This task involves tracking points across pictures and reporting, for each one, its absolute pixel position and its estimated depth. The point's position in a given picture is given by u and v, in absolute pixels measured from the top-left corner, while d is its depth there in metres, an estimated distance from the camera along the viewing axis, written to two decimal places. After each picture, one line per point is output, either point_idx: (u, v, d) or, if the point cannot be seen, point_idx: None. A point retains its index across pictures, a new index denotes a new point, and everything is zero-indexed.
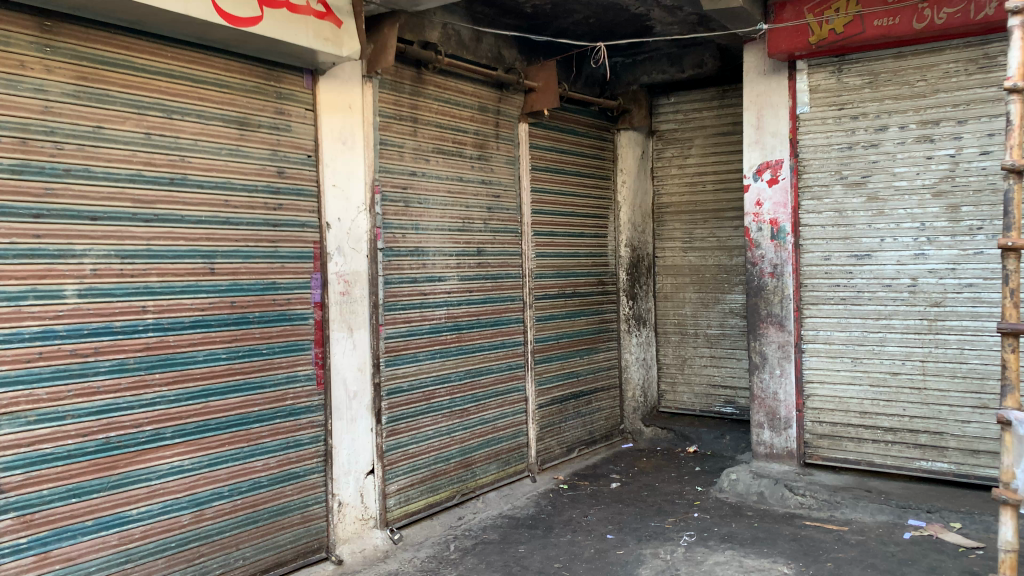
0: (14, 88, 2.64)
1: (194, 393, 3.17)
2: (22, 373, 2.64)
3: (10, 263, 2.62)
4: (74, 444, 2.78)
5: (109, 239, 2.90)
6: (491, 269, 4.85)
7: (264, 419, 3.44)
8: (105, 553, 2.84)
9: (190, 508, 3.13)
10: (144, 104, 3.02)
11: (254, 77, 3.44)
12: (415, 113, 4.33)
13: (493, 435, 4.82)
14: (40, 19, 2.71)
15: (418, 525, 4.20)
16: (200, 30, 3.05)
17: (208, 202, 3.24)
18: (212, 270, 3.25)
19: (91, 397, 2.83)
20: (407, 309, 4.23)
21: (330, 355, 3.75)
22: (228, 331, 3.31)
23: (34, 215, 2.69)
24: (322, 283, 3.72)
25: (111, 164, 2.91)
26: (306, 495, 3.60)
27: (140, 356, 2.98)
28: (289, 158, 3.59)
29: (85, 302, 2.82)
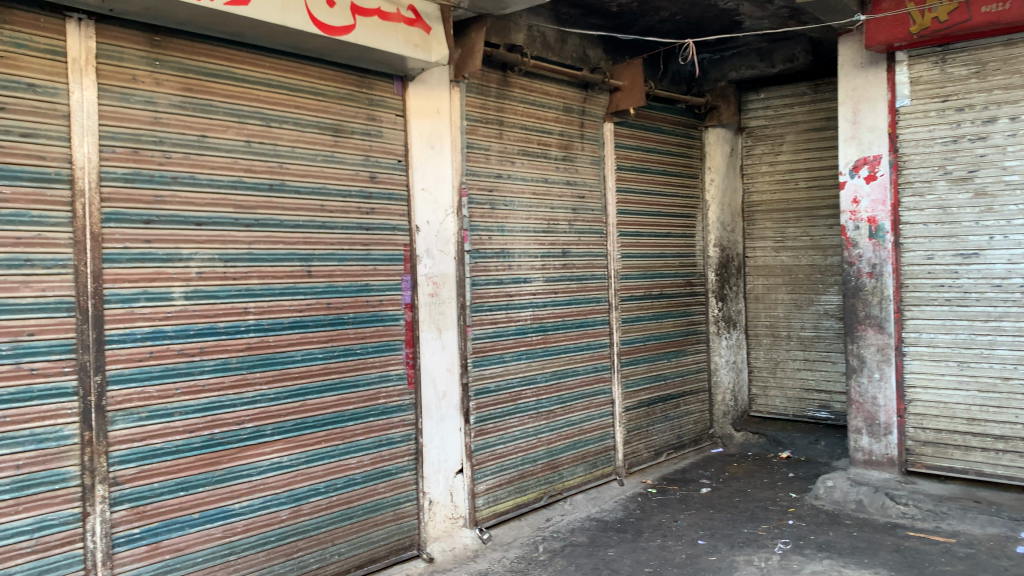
0: (126, 101, 2.79)
1: (292, 392, 3.27)
2: (135, 370, 2.78)
3: (124, 267, 2.77)
4: (182, 439, 2.91)
5: (213, 243, 3.02)
6: (577, 270, 4.83)
7: (357, 418, 3.52)
8: (210, 545, 2.96)
9: (289, 504, 3.23)
10: (244, 113, 3.14)
11: (347, 84, 3.53)
12: (502, 115, 4.36)
13: (580, 437, 4.80)
14: (149, 35, 2.85)
15: (506, 525, 4.21)
16: (297, 40, 3.15)
17: (305, 207, 3.34)
18: (309, 272, 3.35)
19: (198, 395, 2.96)
20: (494, 311, 4.26)
21: (420, 355, 3.80)
22: (324, 331, 3.41)
23: (145, 221, 2.83)
24: (412, 284, 3.79)
25: (214, 172, 3.04)
26: (398, 493, 3.67)
27: (242, 356, 3.10)
28: (381, 162, 3.67)
29: (192, 303, 2.95)
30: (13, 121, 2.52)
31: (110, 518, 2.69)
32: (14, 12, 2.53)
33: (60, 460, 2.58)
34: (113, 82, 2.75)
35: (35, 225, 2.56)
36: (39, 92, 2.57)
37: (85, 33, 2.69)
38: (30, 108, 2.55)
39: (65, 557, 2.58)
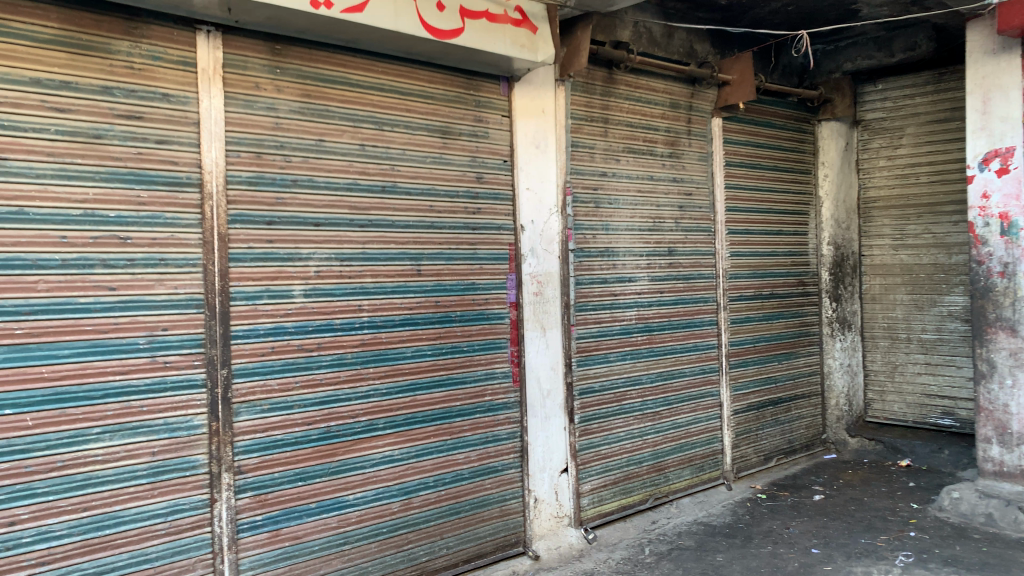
0: (250, 108, 2.93)
1: (404, 386, 3.36)
2: (258, 364, 2.92)
3: (247, 266, 2.91)
4: (301, 431, 3.03)
5: (329, 243, 3.14)
6: (684, 269, 4.75)
7: (464, 414, 3.57)
8: (326, 534, 3.08)
9: (400, 496, 3.32)
10: (358, 117, 3.25)
11: (455, 86, 3.59)
12: (607, 113, 4.33)
13: (687, 440, 4.71)
14: (271, 44, 2.99)
15: (612, 526, 4.19)
16: (407, 45, 3.22)
17: (415, 207, 3.42)
18: (419, 271, 3.43)
19: (316, 388, 3.08)
20: (598, 310, 4.24)
21: (525, 354, 3.82)
22: (433, 328, 3.47)
23: (267, 222, 2.96)
24: (517, 283, 3.81)
25: (330, 174, 3.15)
26: (504, 490, 3.70)
27: (357, 352, 3.21)
28: (487, 163, 3.71)
29: (310, 301, 3.08)
30: (150, 129, 2.68)
31: (234, 504, 2.84)
32: (151, 26, 2.70)
33: (190, 448, 2.74)
34: (238, 90, 2.90)
35: (169, 226, 2.72)
36: (173, 101, 2.73)
37: (213, 44, 2.83)
38: (165, 117, 2.72)
39: (195, 540, 2.74)
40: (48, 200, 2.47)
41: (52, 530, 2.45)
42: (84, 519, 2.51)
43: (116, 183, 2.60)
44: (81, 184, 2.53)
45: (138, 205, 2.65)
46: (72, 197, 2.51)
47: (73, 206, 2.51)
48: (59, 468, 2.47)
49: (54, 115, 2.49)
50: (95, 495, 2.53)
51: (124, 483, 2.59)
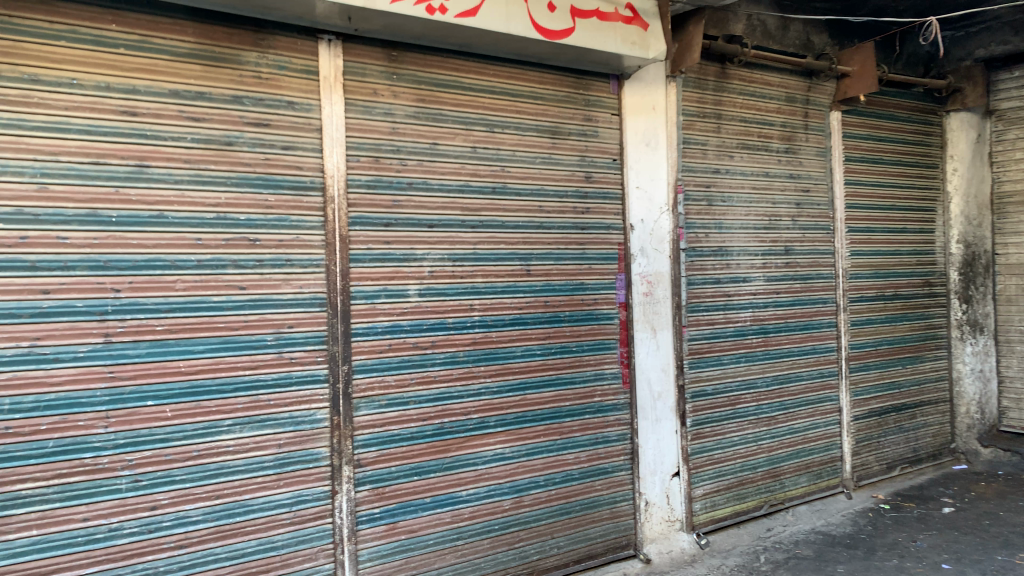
0: (369, 114, 3.02)
1: (514, 385, 3.38)
2: (376, 361, 3.01)
3: (366, 266, 3.00)
4: (416, 427, 3.10)
5: (442, 244, 3.20)
6: (801, 269, 4.58)
7: (574, 414, 3.56)
8: (440, 529, 3.14)
9: (511, 494, 3.34)
10: (471, 120, 3.30)
11: (565, 86, 3.59)
12: (720, 109, 4.22)
13: (804, 446, 4.55)
14: (388, 50, 3.08)
15: (725, 532, 4.08)
16: (519, 47, 3.26)
17: (525, 208, 3.45)
18: (529, 271, 3.45)
19: (430, 384, 3.15)
20: (711, 311, 4.14)
21: (635, 355, 3.77)
22: (543, 328, 3.48)
23: (385, 223, 3.05)
24: (627, 284, 3.77)
25: (444, 176, 3.21)
26: (615, 491, 3.67)
27: (469, 350, 3.26)
28: (598, 162, 3.69)
29: (424, 300, 3.15)
30: (277, 135, 2.81)
31: (354, 497, 2.93)
32: (277, 37, 2.83)
33: (313, 441, 2.86)
34: (357, 96, 2.99)
35: (295, 229, 2.84)
36: (297, 109, 2.86)
37: (334, 52, 2.94)
38: (290, 124, 2.84)
39: (318, 530, 2.85)
40: (185, 205, 2.62)
41: (189, 515, 2.60)
42: (217, 506, 2.65)
43: (246, 188, 2.74)
44: (214, 189, 2.68)
45: (265, 208, 2.78)
46: (206, 202, 2.66)
47: (208, 210, 2.66)
48: (195, 458, 2.61)
49: (190, 124, 2.64)
50: (227, 484, 2.67)
51: (253, 473, 2.73)
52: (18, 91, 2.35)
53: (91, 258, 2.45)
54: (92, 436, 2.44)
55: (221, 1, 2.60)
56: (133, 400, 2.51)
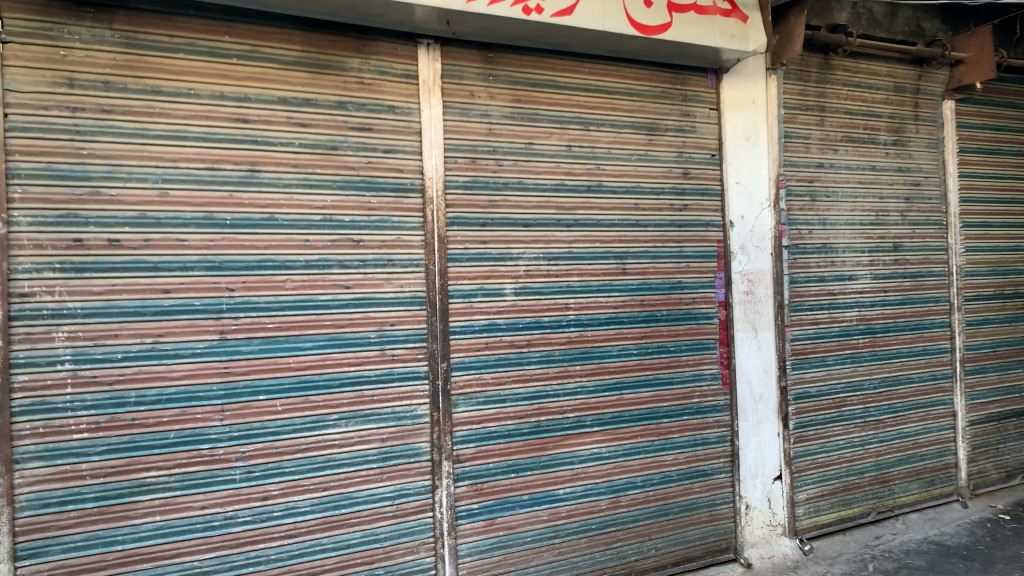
0: (465, 116, 3.07)
1: (610, 385, 3.37)
2: (474, 359, 3.06)
3: (464, 265, 3.05)
4: (513, 424, 3.13)
5: (538, 243, 3.22)
6: (911, 266, 4.38)
7: (673, 415, 3.52)
8: (537, 527, 3.15)
9: (608, 494, 3.33)
10: (566, 119, 3.30)
11: (661, 82, 3.55)
12: (823, 101, 4.08)
13: (915, 452, 4.35)
14: (484, 53, 3.12)
15: (830, 538, 3.93)
16: (615, 44, 3.24)
17: (621, 206, 3.42)
18: (625, 270, 3.43)
19: (526, 383, 3.17)
20: (816, 310, 3.99)
21: (735, 355, 3.68)
22: (639, 328, 3.45)
23: (481, 223, 3.09)
24: (726, 281, 3.68)
25: (540, 176, 3.23)
26: (714, 494, 3.61)
27: (565, 349, 3.26)
28: (695, 158, 3.63)
29: (520, 299, 3.17)
30: (378, 139, 2.89)
31: (454, 492, 2.99)
32: (379, 43, 2.90)
33: (414, 436, 2.92)
34: (455, 99, 3.05)
35: (396, 229, 2.92)
36: (397, 112, 2.93)
37: (432, 55, 3.00)
38: (391, 127, 2.92)
39: (419, 524, 2.92)
40: (293, 208, 2.72)
41: (298, 506, 2.70)
42: (324, 498, 2.75)
43: (350, 191, 2.83)
44: (321, 192, 2.78)
45: (368, 210, 2.86)
46: (313, 204, 2.76)
47: (315, 212, 2.76)
48: (303, 450, 2.72)
49: (298, 129, 2.74)
50: (333, 476, 2.77)
51: (358, 467, 2.81)
52: (142, 102, 2.50)
53: (208, 259, 2.58)
54: (209, 428, 2.57)
55: (326, 9, 2.69)
56: (247, 394, 2.63)
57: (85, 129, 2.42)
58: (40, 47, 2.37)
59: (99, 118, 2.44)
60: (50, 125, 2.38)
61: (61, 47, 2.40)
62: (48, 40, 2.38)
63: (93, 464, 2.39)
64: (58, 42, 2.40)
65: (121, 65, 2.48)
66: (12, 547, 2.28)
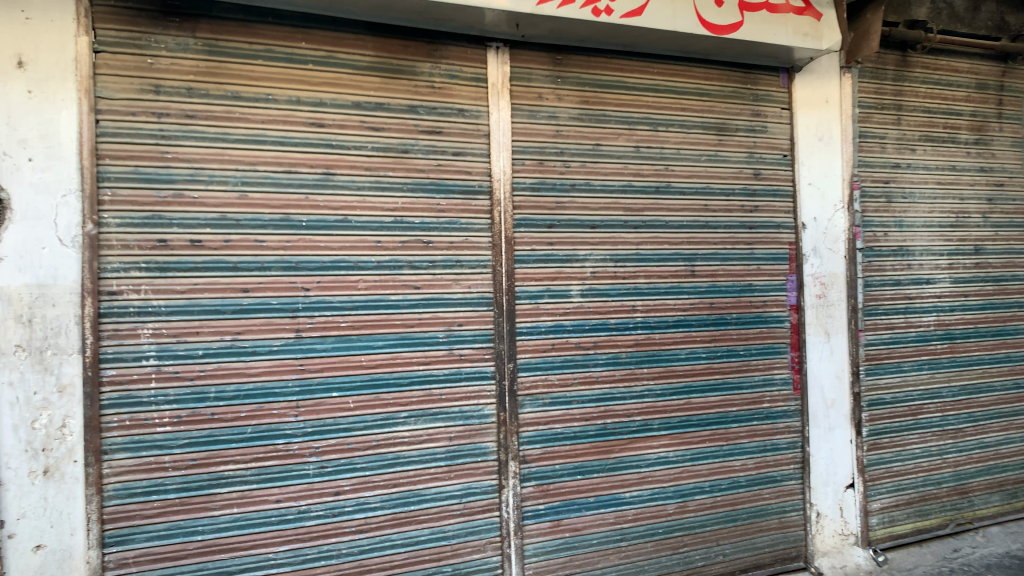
0: (534, 118, 3.09)
1: (678, 389, 3.34)
2: (540, 360, 3.07)
3: (531, 267, 3.07)
4: (579, 426, 3.13)
5: (605, 244, 3.21)
6: (993, 270, 4.18)
7: (742, 420, 3.46)
8: (603, 529, 3.15)
9: (675, 499, 3.30)
10: (635, 120, 3.29)
11: (731, 81, 3.50)
12: (900, 100, 3.96)
13: (996, 462, 4.16)
14: (553, 55, 3.13)
15: (905, 549, 3.81)
16: (684, 44, 3.21)
17: (690, 207, 3.39)
18: (694, 272, 3.39)
19: (593, 385, 3.17)
20: (891, 315, 3.88)
21: (806, 360, 3.60)
22: (708, 331, 3.42)
23: (548, 225, 3.10)
24: (798, 284, 3.61)
25: (607, 177, 3.22)
26: (784, 501, 3.54)
27: (631, 351, 3.25)
28: (767, 158, 3.57)
29: (587, 301, 3.17)
30: (448, 142, 2.93)
31: (520, 492, 3.01)
32: (449, 47, 2.94)
33: (481, 435, 2.95)
34: (523, 101, 3.07)
35: (464, 231, 2.95)
36: (467, 115, 2.97)
37: (502, 58, 3.03)
38: (460, 130, 2.96)
39: (486, 523, 2.95)
40: (366, 210, 2.78)
41: (368, 502, 2.76)
42: (394, 494, 2.80)
43: (420, 193, 2.88)
44: (392, 194, 2.83)
45: (438, 212, 2.90)
46: (385, 206, 2.82)
47: (386, 214, 2.82)
48: (374, 447, 2.77)
49: (371, 133, 2.80)
50: (402, 473, 2.81)
51: (427, 464, 2.86)
52: (223, 108, 2.59)
53: (285, 259, 2.66)
54: (284, 424, 2.64)
55: (399, 14, 2.74)
56: (320, 391, 2.70)
57: (170, 134, 2.52)
58: (129, 55, 2.48)
59: (183, 123, 2.53)
60: (138, 130, 2.48)
61: (148, 55, 2.50)
62: (137, 49, 2.49)
63: (175, 456, 2.49)
64: (146, 50, 2.50)
65: (203, 72, 2.57)
66: (100, 534, 2.38)
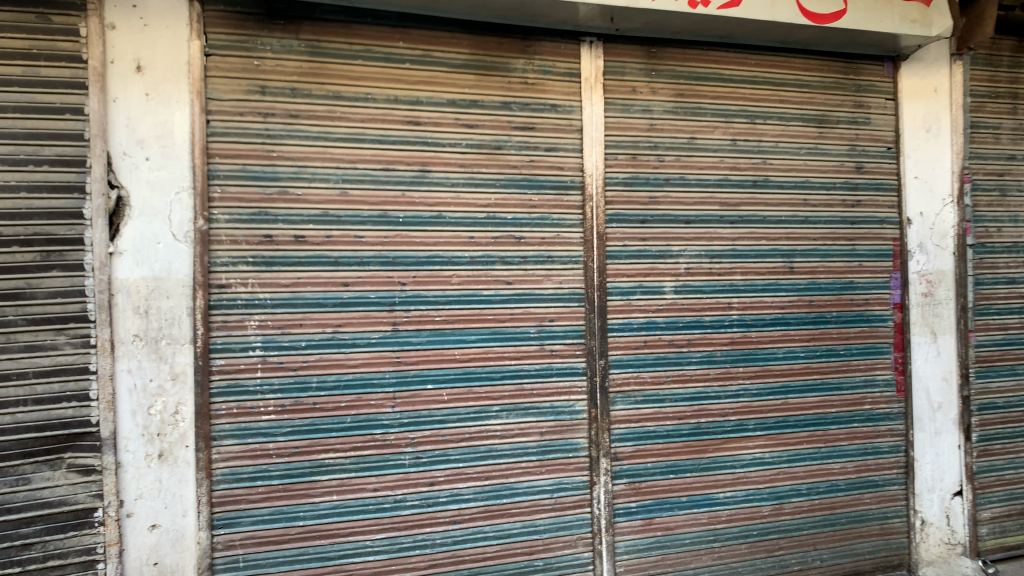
0: (627, 112, 3.06)
1: (775, 388, 3.25)
2: (633, 357, 3.05)
3: (622, 263, 3.05)
4: (672, 424, 3.09)
5: (700, 240, 3.16)
6: None
7: (841, 421, 3.35)
8: (696, 529, 3.11)
9: (771, 500, 3.22)
10: (731, 112, 3.22)
11: (832, 72, 3.39)
12: (1016, 88, 3.69)
13: None
14: (647, 48, 3.09)
15: (1018, 562, 3.58)
16: (783, 34, 3.13)
17: (788, 202, 3.30)
18: (792, 269, 3.30)
19: (687, 383, 3.12)
20: (1004, 314, 3.63)
21: (910, 361, 3.45)
22: (807, 329, 3.32)
23: (641, 220, 3.08)
24: (902, 282, 3.45)
25: (702, 171, 3.17)
26: (886, 507, 3.41)
27: (727, 350, 3.19)
28: (869, 151, 3.44)
29: (681, 297, 3.13)
30: (541, 138, 2.94)
31: (612, 489, 2.99)
32: (543, 43, 2.95)
33: (572, 431, 2.95)
34: (617, 95, 3.05)
35: (556, 227, 2.96)
36: (560, 111, 2.97)
37: (596, 53, 3.01)
38: (554, 126, 2.96)
39: (577, 518, 2.95)
40: (460, 206, 2.83)
41: (462, 493, 2.80)
42: (486, 486, 2.84)
43: (513, 189, 2.90)
44: (486, 190, 2.87)
45: (530, 208, 2.92)
46: (478, 202, 2.85)
47: (480, 210, 2.85)
48: (467, 439, 2.81)
49: (465, 130, 2.84)
50: (494, 466, 2.85)
51: (519, 458, 2.88)
52: (325, 107, 2.67)
53: (382, 255, 2.72)
54: (381, 414, 2.71)
55: (494, 12, 2.76)
56: (416, 383, 2.75)
57: (275, 134, 2.61)
58: (237, 58, 2.58)
59: (287, 122, 2.62)
60: (245, 130, 2.58)
61: (254, 57, 2.59)
62: (244, 51, 2.58)
63: (279, 444, 2.58)
64: (253, 52, 2.59)
65: (306, 73, 2.65)
66: (209, 516, 2.50)
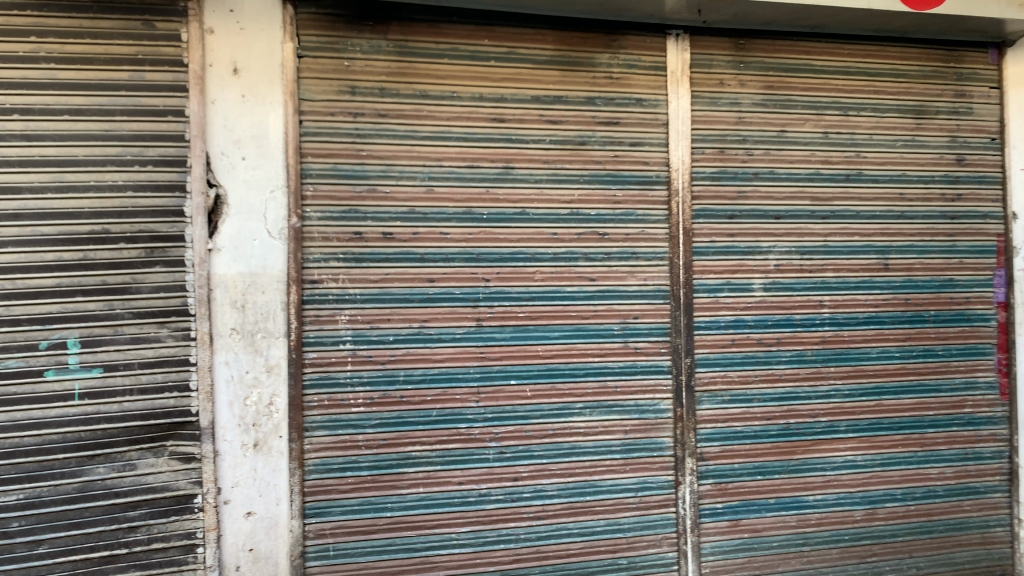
0: (715, 105, 3.01)
1: (868, 389, 3.14)
2: (720, 355, 3.00)
3: (709, 259, 2.99)
4: (760, 425, 3.03)
5: (790, 236, 3.08)
6: None
7: (939, 425, 3.21)
8: (785, 532, 3.03)
9: (864, 505, 3.12)
10: (823, 104, 3.12)
11: (932, 60, 3.25)
12: None
13: None
14: (736, 40, 3.03)
15: None
16: (879, 22, 3.02)
17: (883, 196, 3.18)
18: (886, 266, 3.18)
19: (775, 383, 3.05)
20: None
21: (1015, 362, 3.27)
22: (903, 328, 3.19)
23: (729, 215, 3.01)
24: (1006, 280, 3.29)
25: (792, 165, 3.08)
26: (987, 515, 3.26)
27: (818, 349, 3.10)
28: (971, 142, 3.28)
29: (770, 295, 3.06)
30: (626, 133, 2.91)
31: (697, 489, 2.95)
32: (629, 37, 2.92)
33: (657, 430, 2.92)
34: (703, 88, 3.00)
35: (641, 223, 2.93)
36: (645, 105, 2.93)
37: (682, 46, 2.97)
38: (639, 120, 2.93)
39: (661, 518, 2.92)
40: (544, 202, 2.83)
41: (545, 489, 2.81)
42: (570, 483, 2.84)
43: (597, 185, 2.89)
44: (570, 186, 2.86)
45: (614, 203, 2.90)
46: (562, 199, 2.85)
47: (564, 206, 2.85)
48: (551, 435, 2.82)
49: (549, 126, 2.84)
50: (578, 463, 2.84)
51: (602, 456, 2.87)
52: (412, 106, 2.71)
53: (467, 251, 2.75)
54: (466, 409, 2.74)
55: (579, 7, 2.76)
56: (500, 377, 2.78)
57: (364, 133, 2.66)
58: (328, 59, 2.64)
59: (375, 122, 2.67)
60: (336, 130, 2.64)
61: (345, 58, 2.65)
62: (335, 52, 2.64)
63: (367, 436, 2.64)
64: (344, 53, 2.65)
65: (394, 73, 2.69)
66: (302, 505, 2.58)
